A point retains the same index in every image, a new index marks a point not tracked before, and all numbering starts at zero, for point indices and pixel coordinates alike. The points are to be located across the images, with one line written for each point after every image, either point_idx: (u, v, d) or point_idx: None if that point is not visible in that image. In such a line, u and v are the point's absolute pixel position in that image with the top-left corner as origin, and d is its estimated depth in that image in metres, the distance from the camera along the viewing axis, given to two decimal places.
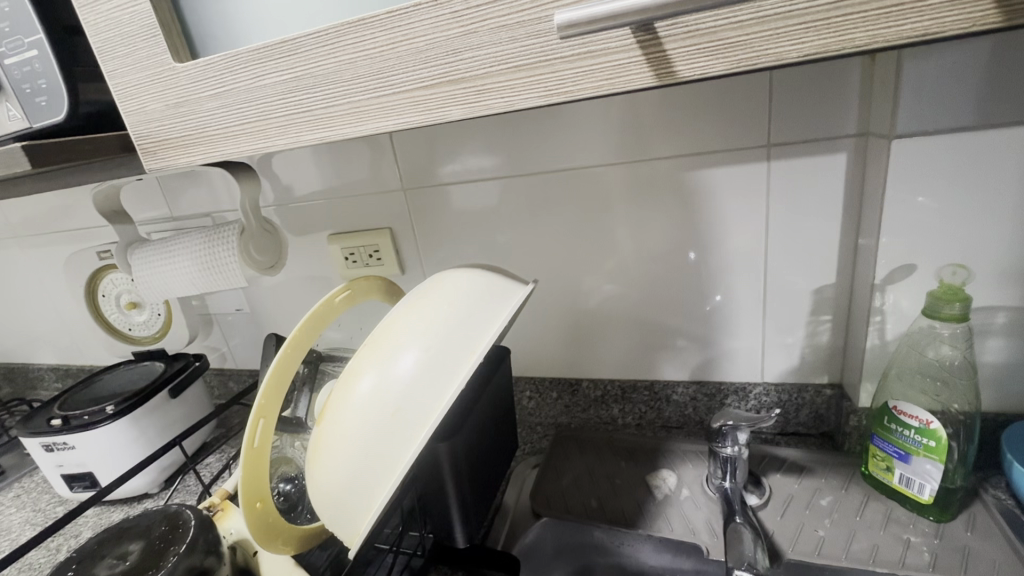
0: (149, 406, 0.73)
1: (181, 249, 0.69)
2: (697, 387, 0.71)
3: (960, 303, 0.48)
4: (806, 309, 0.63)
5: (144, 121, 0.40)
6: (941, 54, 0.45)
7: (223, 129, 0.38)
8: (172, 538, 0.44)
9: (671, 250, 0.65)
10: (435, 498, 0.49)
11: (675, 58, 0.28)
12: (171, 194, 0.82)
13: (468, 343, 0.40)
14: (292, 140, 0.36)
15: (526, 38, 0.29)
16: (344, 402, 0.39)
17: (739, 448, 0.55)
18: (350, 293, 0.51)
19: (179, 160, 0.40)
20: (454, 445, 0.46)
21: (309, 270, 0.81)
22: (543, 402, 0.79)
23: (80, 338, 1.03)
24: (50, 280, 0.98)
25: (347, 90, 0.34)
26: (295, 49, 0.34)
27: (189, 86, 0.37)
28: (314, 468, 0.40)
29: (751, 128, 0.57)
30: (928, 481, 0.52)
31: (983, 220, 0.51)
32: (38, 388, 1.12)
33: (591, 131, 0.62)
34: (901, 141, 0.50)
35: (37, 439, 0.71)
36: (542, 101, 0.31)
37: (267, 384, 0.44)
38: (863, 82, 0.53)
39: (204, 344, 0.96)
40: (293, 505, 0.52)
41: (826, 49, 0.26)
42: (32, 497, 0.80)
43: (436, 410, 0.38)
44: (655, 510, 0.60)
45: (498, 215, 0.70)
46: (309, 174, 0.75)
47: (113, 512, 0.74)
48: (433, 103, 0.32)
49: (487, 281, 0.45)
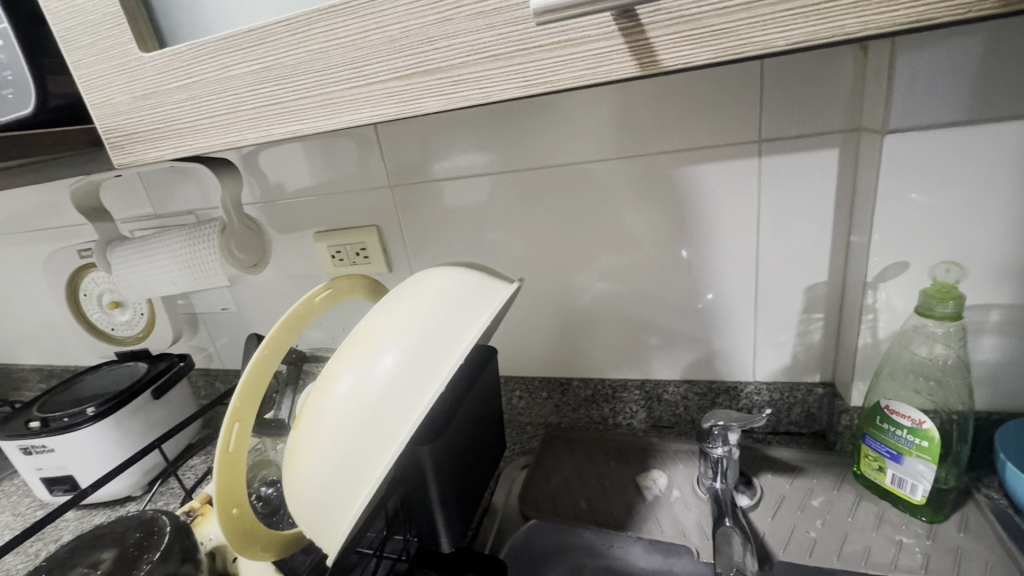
0: (131, 408, 0.72)
1: (161, 247, 0.67)
2: (689, 387, 0.70)
3: (953, 302, 0.47)
4: (798, 307, 0.63)
5: (111, 114, 0.38)
6: (935, 46, 0.44)
7: (192, 122, 0.36)
8: (146, 545, 0.43)
9: (661, 248, 0.64)
10: (419, 502, 0.48)
11: (659, 47, 0.27)
12: (154, 191, 0.80)
13: (449, 343, 0.39)
14: (264, 133, 0.35)
15: (504, 25, 0.28)
16: (320, 404, 0.38)
17: (729, 448, 0.54)
18: (331, 292, 0.50)
19: (147, 154, 0.39)
20: (437, 448, 0.45)
21: (294, 269, 0.80)
22: (533, 401, 0.78)
23: (63, 338, 1.01)
24: (31, 279, 0.96)
25: (319, 81, 0.32)
26: (264, 37, 0.32)
27: (156, 77, 0.36)
28: (291, 472, 0.39)
29: (743, 123, 0.56)
30: (921, 482, 0.51)
31: (976, 217, 0.50)
32: (21, 389, 1.10)
33: (581, 126, 0.61)
34: (894, 137, 0.49)
35: (14, 442, 0.69)
36: (521, 91, 0.29)
37: (243, 386, 0.42)
38: (857, 76, 0.52)
39: (190, 345, 0.94)
40: (275, 509, 0.50)
41: (815, 36, 0.25)
42: (12, 500, 0.78)
43: (415, 412, 0.36)
44: (645, 511, 0.59)
45: (487, 213, 0.68)
46: (295, 171, 0.73)
47: (95, 516, 0.72)
48: (409, 94, 0.31)
49: (471, 279, 0.43)
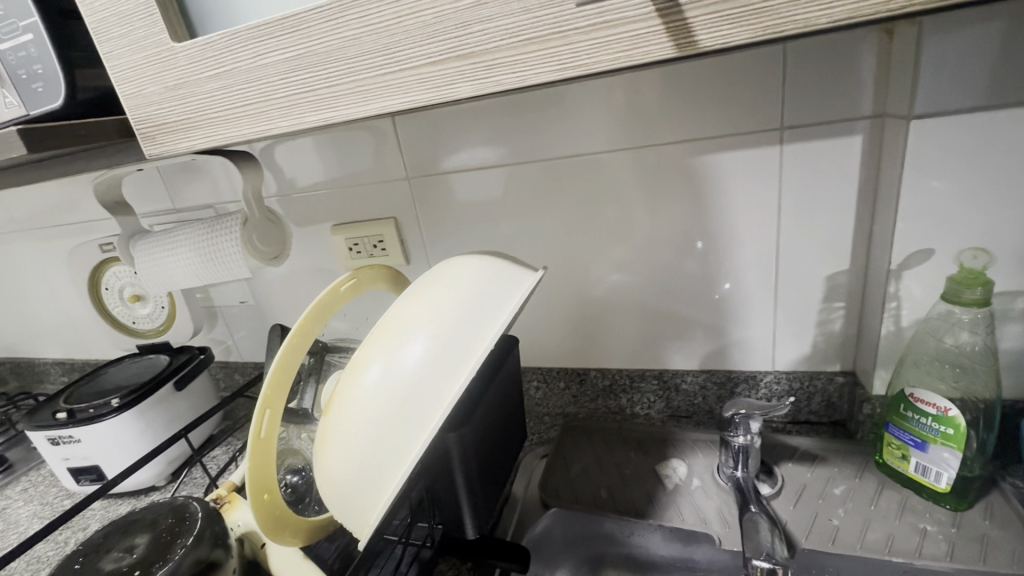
0: (155, 399, 0.73)
1: (183, 239, 0.68)
2: (707, 376, 0.70)
3: (982, 287, 0.47)
4: (818, 297, 0.62)
5: (143, 105, 0.39)
6: (962, 32, 0.44)
7: (223, 112, 0.37)
8: (179, 530, 0.44)
9: (679, 237, 0.64)
10: (445, 489, 0.49)
11: (697, 27, 0.26)
12: (173, 186, 0.81)
13: (477, 331, 0.39)
14: (296, 121, 0.35)
15: (539, 9, 0.28)
16: (349, 392, 0.39)
17: (752, 436, 0.54)
18: (356, 282, 0.51)
19: (178, 144, 0.39)
20: (464, 436, 0.45)
21: (312, 261, 0.80)
22: (549, 392, 0.78)
23: (84, 332, 1.03)
24: (53, 274, 0.98)
25: (351, 68, 0.33)
26: (297, 25, 0.33)
27: (188, 67, 0.36)
28: (322, 458, 0.39)
29: (764, 112, 0.56)
30: (946, 470, 0.51)
31: (1003, 204, 0.50)
32: (44, 381, 1.12)
33: (598, 116, 0.61)
34: (920, 121, 0.48)
35: (42, 433, 0.70)
36: (555, 75, 0.29)
37: (273, 374, 0.43)
38: (882, 61, 0.51)
39: (209, 337, 0.95)
40: (301, 497, 0.51)
41: (859, 14, 0.25)
42: (40, 490, 0.80)
43: (444, 401, 0.37)
44: (666, 499, 0.59)
45: (504, 205, 0.68)
46: (312, 163, 0.73)
47: (121, 505, 0.74)
48: (441, 80, 0.31)
49: (496, 268, 0.44)
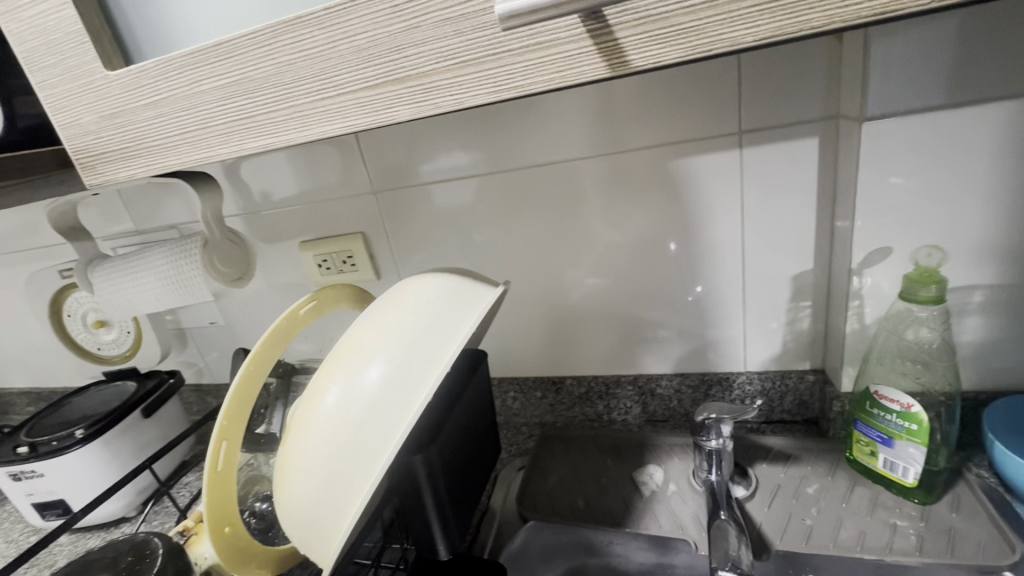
0: (120, 428, 0.71)
1: (143, 264, 0.66)
2: (681, 379, 0.70)
3: (935, 286, 0.47)
4: (786, 294, 0.63)
5: (80, 134, 0.38)
6: (907, 32, 0.45)
7: (163, 139, 0.36)
8: (139, 569, 0.43)
9: (649, 242, 0.64)
10: (416, 511, 0.48)
11: (627, 46, 0.26)
12: (134, 208, 0.79)
13: (435, 351, 0.38)
14: (236, 148, 0.34)
15: (471, 31, 0.28)
16: (307, 419, 0.38)
17: (723, 440, 0.54)
18: (317, 303, 0.50)
19: (119, 174, 0.38)
20: (430, 456, 0.45)
21: (281, 279, 0.79)
22: (527, 402, 0.77)
23: (49, 360, 1.00)
24: (14, 302, 0.95)
25: (288, 93, 0.32)
26: (231, 51, 0.32)
27: (122, 96, 0.35)
28: (282, 487, 0.38)
29: (723, 116, 0.56)
30: (912, 464, 0.52)
31: (957, 200, 0.51)
32: (10, 413, 1.08)
33: (563, 125, 0.61)
34: (872, 123, 0.49)
35: (2, 469, 0.67)
36: (492, 96, 0.29)
37: (230, 403, 0.42)
38: (835, 66, 0.52)
39: (179, 360, 0.93)
40: (270, 525, 0.50)
41: (781, 32, 0.25)
42: (4, 528, 0.77)
43: (402, 423, 0.36)
44: (643, 507, 0.59)
45: (473, 215, 0.68)
46: (276, 181, 0.72)
47: (89, 539, 0.71)
48: (380, 104, 0.31)
49: (457, 285, 0.43)
